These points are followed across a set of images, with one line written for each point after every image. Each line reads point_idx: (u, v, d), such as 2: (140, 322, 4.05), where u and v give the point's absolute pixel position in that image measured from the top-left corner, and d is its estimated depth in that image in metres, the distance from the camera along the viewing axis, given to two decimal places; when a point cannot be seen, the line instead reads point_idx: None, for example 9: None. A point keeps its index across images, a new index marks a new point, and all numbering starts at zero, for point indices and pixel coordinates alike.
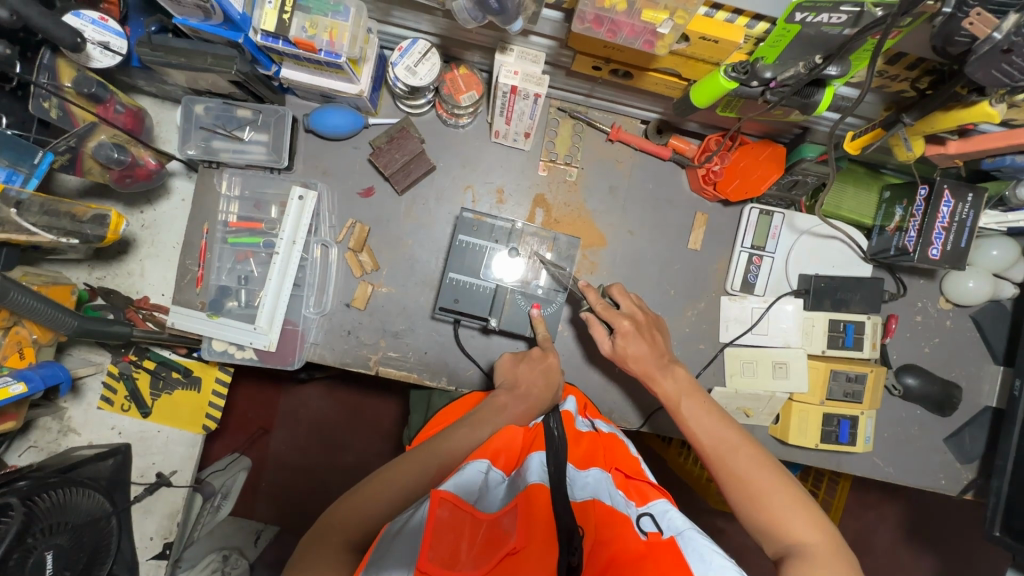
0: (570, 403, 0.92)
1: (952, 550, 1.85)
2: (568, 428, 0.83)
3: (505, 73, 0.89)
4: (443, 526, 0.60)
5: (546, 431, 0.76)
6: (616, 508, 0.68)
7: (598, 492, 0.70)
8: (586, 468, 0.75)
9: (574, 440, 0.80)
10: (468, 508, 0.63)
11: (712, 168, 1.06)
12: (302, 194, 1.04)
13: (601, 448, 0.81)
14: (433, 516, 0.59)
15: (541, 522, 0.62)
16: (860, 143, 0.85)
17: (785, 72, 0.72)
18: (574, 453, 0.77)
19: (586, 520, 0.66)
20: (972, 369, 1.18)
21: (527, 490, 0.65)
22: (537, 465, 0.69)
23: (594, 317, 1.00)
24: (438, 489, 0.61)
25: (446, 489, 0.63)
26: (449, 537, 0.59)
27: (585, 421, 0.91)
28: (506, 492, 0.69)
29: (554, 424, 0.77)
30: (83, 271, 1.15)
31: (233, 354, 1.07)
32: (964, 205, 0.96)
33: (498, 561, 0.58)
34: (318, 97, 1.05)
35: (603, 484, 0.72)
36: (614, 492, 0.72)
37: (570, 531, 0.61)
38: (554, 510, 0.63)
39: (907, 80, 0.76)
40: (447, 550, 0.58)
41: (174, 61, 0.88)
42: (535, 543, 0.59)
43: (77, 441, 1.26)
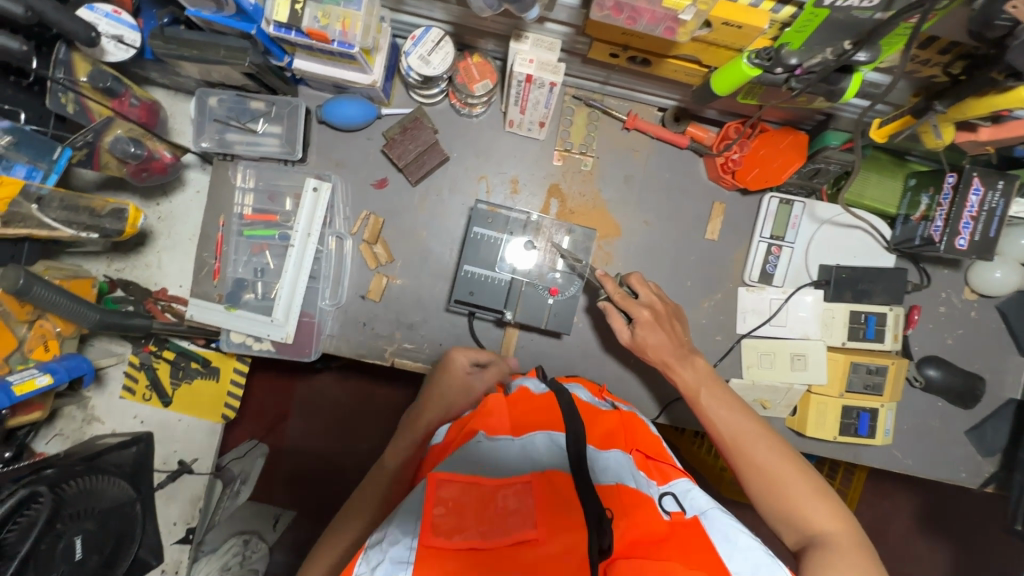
0: (584, 390, 0.89)
1: (967, 540, 1.84)
2: (584, 406, 0.77)
3: (519, 62, 0.87)
4: (444, 502, 0.58)
5: (562, 408, 0.70)
6: (642, 489, 0.65)
7: (621, 472, 0.66)
8: (610, 448, 0.70)
9: (592, 418, 0.75)
10: (464, 479, 0.60)
11: (731, 157, 1.04)
12: (316, 186, 1.04)
13: (621, 424, 0.76)
14: (432, 499, 0.57)
15: (561, 502, 0.60)
16: (889, 130, 0.84)
17: (810, 59, 0.70)
18: (594, 432, 0.71)
19: (609, 501, 0.62)
20: (996, 361, 1.15)
21: (540, 471, 0.63)
22: (548, 445, 0.66)
23: (612, 306, 0.99)
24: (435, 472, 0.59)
25: (444, 470, 0.61)
26: (454, 514, 0.57)
27: (601, 401, 0.88)
28: (516, 458, 0.64)
29: (570, 400, 0.72)
30: (102, 264, 1.16)
31: (251, 346, 1.09)
32: (995, 193, 0.92)
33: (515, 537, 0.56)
34: (330, 87, 1.04)
35: (626, 463, 0.68)
36: (636, 472, 0.68)
37: (600, 516, 0.58)
38: (578, 493, 0.60)
39: (939, 65, 0.72)
40: (453, 522, 0.56)
41: (187, 54, 0.87)
42: (557, 530, 0.57)
43: (101, 429, 1.29)
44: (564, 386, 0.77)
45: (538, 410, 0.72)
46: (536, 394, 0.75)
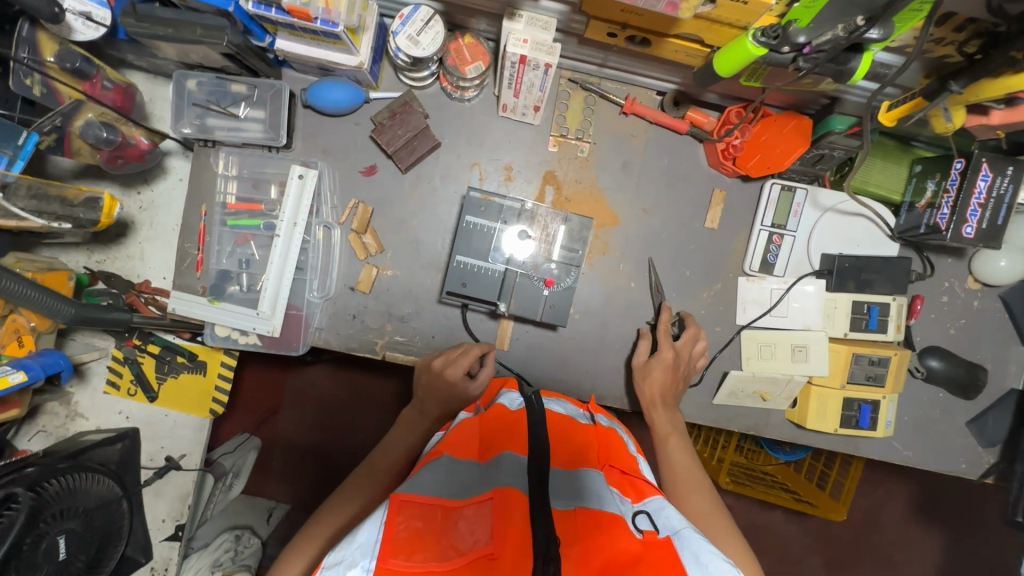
0: (568, 406, 0.89)
1: (960, 527, 1.84)
2: (553, 428, 0.78)
3: (513, 42, 0.83)
4: (403, 522, 0.56)
5: (530, 430, 0.71)
6: (604, 510, 0.61)
7: (583, 495, 0.64)
8: (575, 469, 0.68)
9: (560, 440, 0.75)
10: (427, 500, 0.59)
11: (732, 142, 1.01)
12: (302, 173, 1.00)
13: (590, 445, 0.76)
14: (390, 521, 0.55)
15: (517, 522, 0.56)
16: (896, 115, 0.80)
17: (820, 36, 0.66)
18: (557, 454, 0.71)
19: (565, 529, 0.58)
20: (998, 351, 1.14)
21: (500, 489, 0.60)
22: (512, 464, 0.64)
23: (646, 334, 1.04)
24: (397, 493, 0.58)
25: (406, 491, 0.59)
26: (411, 536, 0.55)
27: (583, 414, 0.87)
28: (477, 479, 0.63)
29: (538, 424, 0.72)
30: (82, 255, 1.12)
31: (236, 340, 1.05)
32: (1004, 179, 0.90)
33: (469, 560, 0.52)
34: (315, 69, 1.00)
35: (590, 482, 0.66)
36: (602, 491, 0.65)
37: (547, 542, 0.52)
38: (531, 515, 0.56)
39: (954, 44, 0.69)
40: (412, 540, 0.54)
41: (160, 32, 0.82)
42: (509, 554, 0.53)
43: (86, 425, 1.26)
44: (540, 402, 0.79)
45: (504, 428, 0.73)
46: (508, 413, 0.77)
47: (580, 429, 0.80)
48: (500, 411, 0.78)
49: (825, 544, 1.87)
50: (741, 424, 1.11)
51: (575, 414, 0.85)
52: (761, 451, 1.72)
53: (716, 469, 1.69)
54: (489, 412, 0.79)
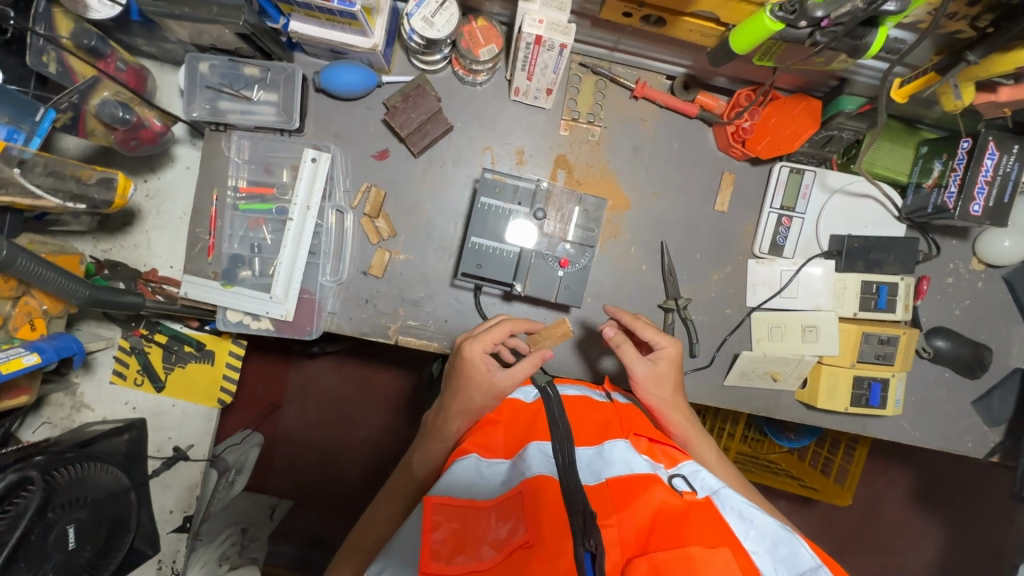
0: (582, 387, 0.89)
1: (960, 513, 1.87)
2: (573, 407, 0.79)
3: (529, 22, 0.84)
4: (442, 523, 0.62)
5: (548, 416, 0.72)
6: (637, 474, 0.65)
7: (613, 465, 0.67)
8: (603, 441, 0.70)
9: (582, 417, 0.77)
10: (459, 501, 0.64)
11: (742, 125, 1.01)
12: (315, 157, 1.00)
13: (613, 417, 0.77)
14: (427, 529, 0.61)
15: (551, 508, 0.60)
16: (908, 91, 0.82)
17: (839, 9, 0.66)
18: (580, 432, 0.73)
19: (601, 503, 0.62)
20: (1002, 331, 1.15)
21: (530, 479, 0.64)
22: (538, 454, 0.67)
23: (619, 340, 0.88)
24: (429, 497, 0.62)
25: (437, 494, 0.64)
26: (451, 538, 0.61)
27: (600, 394, 0.88)
28: (505, 476, 0.68)
29: (556, 406, 0.74)
30: (88, 243, 1.12)
31: (248, 325, 1.04)
32: (1010, 157, 0.91)
33: (509, 551, 0.58)
34: (327, 52, 1.00)
35: (619, 450, 0.68)
36: (633, 458, 0.67)
37: (585, 516, 0.58)
38: (564, 498, 0.60)
39: (966, 19, 0.70)
40: (453, 541, 0.60)
41: (177, 11, 0.82)
42: (546, 541, 0.58)
43: (92, 416, 1.25)
44: (555, 389, 0.79)
45: (524, 422, 0.74)
46: (526, 407, 0.79)
47: (599, 405, 0.81)
48: (516, 406, 0.80)
49: (828, 532, 1.89)
50: (752, 406, 1.12)
51: (591, 395, 0.85)
52: (765, 439, 1.74)
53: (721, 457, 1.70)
54: (507, 407, 0.81)
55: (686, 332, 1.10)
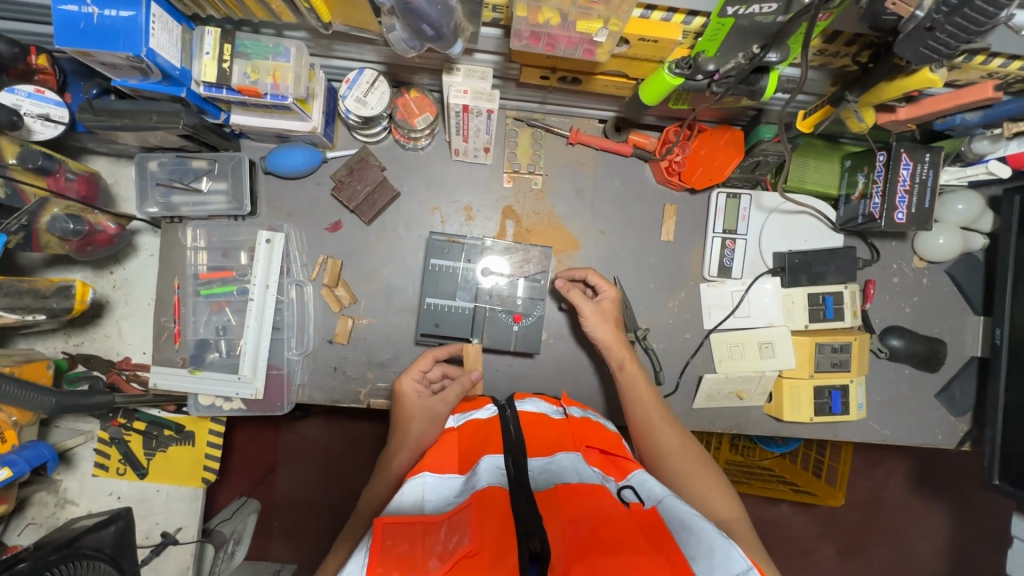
0: (540, 403, 0.90)
1: (959, 496, 1.88)
2: (531, 423, 0.81)
3: (454, 94, 0.88)
4: (392, 542, 0.58)
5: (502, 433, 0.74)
6: (585, 484, 0.66)
7: (563, 474, 0.69)
8: (554, 454, 0.73)
9: (539, 431, 0.79)
10: (411, 519, 0.61)
11: (674, 159, 1.06)
12: (269, 238, 1.03)
13: (567, 431, 0.80)
14: (375, 543, 0.57)
15: (496, 516, 0.58)
16: (812, 121, 0.86)
17: (727, 64, 0.72)
18: (535, 444, 0.75)
19: (548, 509, 0.62)
20: (953, 323, 1.19)
21: (478, 493, 0.62)
22: (490, 466, 0.67)
23: (568, 287, 1.03)
24: (379, 519, 0.59)
25: (388, 515, 0.60)
26: (399, 556, 0.56)
27: (556, 410, 0.88)
28: (458, 492, 0.67)
29: (510, 423, 0.76)
30: (59, 340, 1.14)
31: (221, 407, 1.07)
32: (924, 166, 0.96)
33: (454, 562, 0.54)
34: (272, 138, 1.04)
35: (569, 463, 0.71)
36: (582, 469, 0.70)
37: (528, 524, 0.57)
38: (510, 506, 0.59)
39: (848, 55, 0.76)
40: (402, 551, 0.57)
41: (118, 123, 0.86)
42: (491, 547, 0.55)
43: (77, 511, 1.26)
44: (513, 408, 0.81)
45: (481, 436, 0.76)
46: (483, 423, 0.80)
47: (555, 421, 0.84)
48: (475, 423, 0.81)
49: (834, 531, 1.89)
50: (724, 425, 1.15)
51: (548, 411, 0.86)
52: (755, 446, 1.77)
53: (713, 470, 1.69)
54: (466, 424, 0.83)
55: (648, 360, 1.13)
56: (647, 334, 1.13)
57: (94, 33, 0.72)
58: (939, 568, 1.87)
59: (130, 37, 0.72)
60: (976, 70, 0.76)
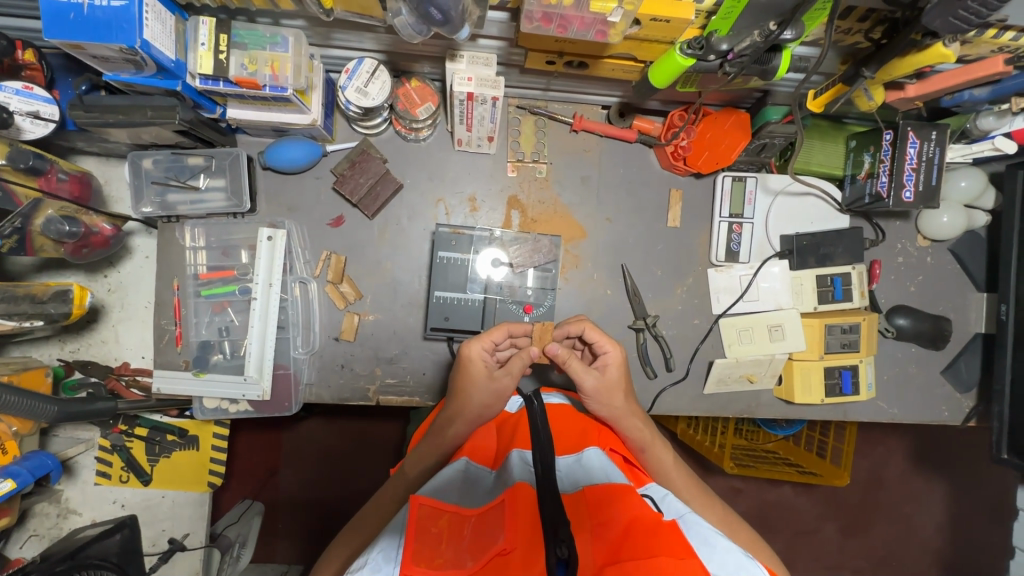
0: (567, 398, 0.95)
1: (958, 470, 1.92)
2: (558, 417, 0.85)
3: (458, 81, 0.86)
4: (427, 523, 0.60)
5: (531, 427, 0.75)
6: (613, 483, 0.66)
7: (590, 473, 0.69)
8: (581, 451, 0.74)
9: (564, 428, 0.81)
10: (447, 507, 0.63)
11: (680, 144, 1.06)
12: (271, 235, 1.01)
13: (592, 430, 0.82)
14: (412, 519, 0.59)
15: (525, 516, 0.58)
16: (823, 101, 0.86)
17: (741, 43, 0.71)
18: (561, 441, 0.76)
19: (576, 513, 0.62)
20: (957, 300, 1.20)
21: (510, 488, 0.63)
22: (520, 462, 0.68)
23: (567, 356, 0.86)
24: (417, 498, 0.60)
25: (424, 494, 0.62)
26: (431, 545, 0.58)
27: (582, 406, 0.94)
28: (490, 490, 0.68)
29: (539, 415, 0.76)
30: (55, 347, 1.11)
31: (227, 409, 1.05)
32: (930, 144, 0.96)
33: (487, 560, 0.55)
34: (269, 132, 1.01)
35: (596, 462, 0.71)
36: (610, 468, 0.70)
37: (555, 525, 0.57)
38: (539, 506, 0.60)
39: (860, 32, 0.75)
40: (435, 540, 0.58)
41: (111, 119, 0.83)
42: (521, 546, 0.55)
43: (80, 520, 1.24)
44: (541, 399, 0.82)
45: (513, 429, 0.81)
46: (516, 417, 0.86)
47: (580, 416, 0.87)
48: (506, 415, 0.89)
49: (838, 509, 1.91)
50: (734, 409, 1.15)
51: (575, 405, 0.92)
52: (759, 430, 1.78)
53: (719, 456, 1.65)
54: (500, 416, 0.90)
55: (659, 348, 1.12)
56: (656, 321, 1.13)
57: (84, 25, 0.69)
58: (939, 541, 1.91)
59: (123, 28, 0.69)
60: (987, 44, 0.76)
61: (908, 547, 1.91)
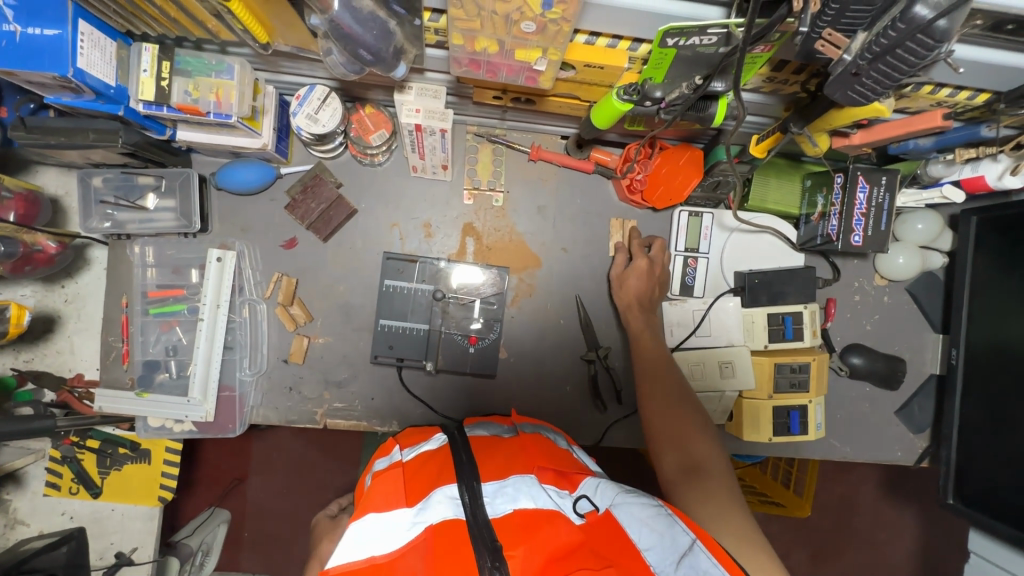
0: (490, 426, 0.90)
1: (926, 501, 1.91)
2: (481, 446, 0.80)
3: (405, 113, 0.86)
4: None
5: (454, 460, 0.72)
6: (540, 508, 0.67)
7: (518, 497, 0.68)
8: (506, 477, 0.71)
9: (489, 457, 0.76)
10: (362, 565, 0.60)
11: (635, 177, 1.06)
12: (220, 256, 1.01)
13: (520, 455, 0.77)
14: None
15: (453, 550, 0.61)
16: (765, 147, 0.85)
17: (673, 93, 0.71)
18: (487, 468, 0.73)
19: (508, 533, 0.64)
20: (913, 341, 1.20)
21: (434, 526, 0.63)
22: (443, 499, 0.66)
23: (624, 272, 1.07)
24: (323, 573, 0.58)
25: (336, 568, 0.59)
26: None
27: (507, 430, 0.88)
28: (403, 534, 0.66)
29: (461, 450, 0.74)
30: (9, 356, 1.11)
31: (171, 429, 1.04)
32: (880, 189, 0.96)
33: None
34: (226, 153, 1.02)
35: (524, 487, 0.69)
36: (536, 491, 0.69)
37: (489, 553, 0.60)
38: (469, 538, 0.62)
39: (798, 83, 0.75)
40: None
41: (54, 141, 0.83)
42: None
43: (28, 531, 1.24)
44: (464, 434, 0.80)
45: (426, 470, 0.74)
46: (432, 456, 0.77)
47: (504, 442, 0.82)
48: (422, 455, 0.79)
49: (805, 537, 1.91)
50: None
51: (499, 433, 0.86)
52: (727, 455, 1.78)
53: None
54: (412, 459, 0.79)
55: (610, 379, 1.12)
56: (608, 353, 1.12)
57: (14, 53, 0.69)
58: (907, 572, 1.90)
59: (55, 56, 0.69)
60: (924, 98, 0.76)
61: None
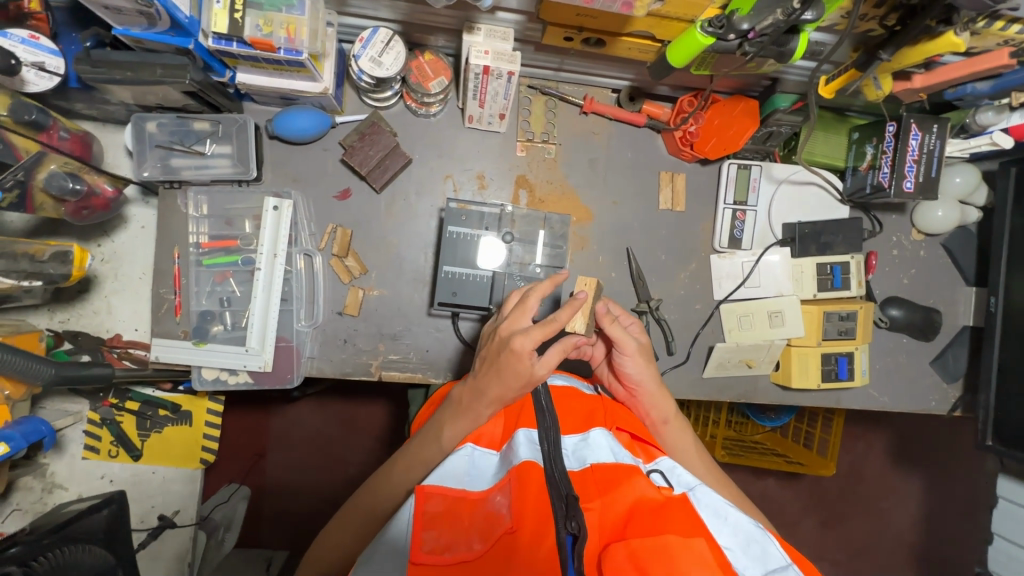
0: (571, 378, 0.91)
1: (935, 466, 1.97)
2: (560, 396, 0.82)
3: (475, 54, 0.85)
4: (434, 512, 0.65)
5: (534, 404, 0.75)
6: (620, 465, 0.67)
7: (597, 454, 0.70)
8: (586, 430, 0.73)
9: (569, 407, 0.79)
10: (453, 491, 0.67)
11: (689, 129, 1.06)
12: (277, 205, 0.99)
13: (600, 409, 0.80)
14: (421, 512, 0.64)
15: (535, 494, 0.63)
16: (834, 87, 0.88)
17: (762, 22, 0.70)
18: (569, 421, 0.76)
19: (586, 487, 0.65)
20: (947, 294, 1.23)
21: (518, 467, 0.66)
22: (526, 441, 0.70)
23: (610, 318, 0.86)
24: (423, 486, 0.65)
25: (432, 485, 0.66)
26: (443, 539, 0.63)
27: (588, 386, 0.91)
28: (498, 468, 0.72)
29: (542, 393, 0.77)
30: (44, 317, 1.09)
31: (226, 381, 1.03)
32: (931, 136, 0.98)
33: (495, 541, 0.62)
34: (277, 99, 1.00)
35: (603, 441, 0.71)
36: (617, 449, 0.71)
37: (568, 501, 0.61)
38: (549, 486, 0.64)
39: (875, 19, 0.76)
40: (445, 527, 0.64)
41: (119, 76, 0.81)
42: (529, 528, 0.61)
43: (66, 495, 1.20)
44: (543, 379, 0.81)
45: (518, 411, 0.79)
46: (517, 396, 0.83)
47: (586, 396, 0.83)
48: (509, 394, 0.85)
49: (820, 501, 1.96)
50: (733, 393, 1.17)
51: (580, 385, 0.88)
52: (748, 421, 1.81)
53: (710, 445, 1.70)
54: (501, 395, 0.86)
55: (661, 331, 1.13)
56: (659, 305, 1.14)
57: None
58: (917, 535, 1.96)
59: None
60: (994, 37, 0.77)
61: (884, 541, 1.96)
